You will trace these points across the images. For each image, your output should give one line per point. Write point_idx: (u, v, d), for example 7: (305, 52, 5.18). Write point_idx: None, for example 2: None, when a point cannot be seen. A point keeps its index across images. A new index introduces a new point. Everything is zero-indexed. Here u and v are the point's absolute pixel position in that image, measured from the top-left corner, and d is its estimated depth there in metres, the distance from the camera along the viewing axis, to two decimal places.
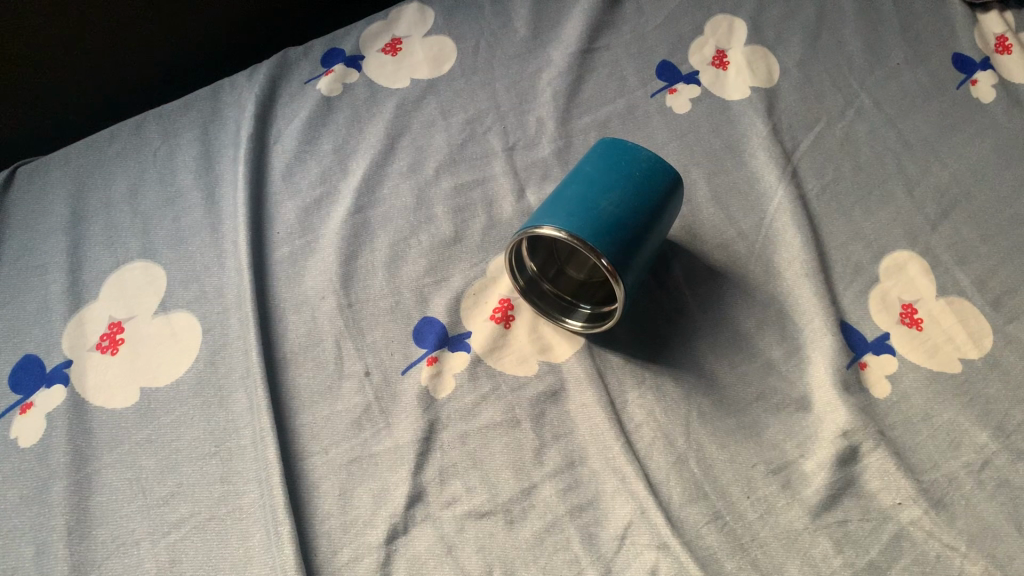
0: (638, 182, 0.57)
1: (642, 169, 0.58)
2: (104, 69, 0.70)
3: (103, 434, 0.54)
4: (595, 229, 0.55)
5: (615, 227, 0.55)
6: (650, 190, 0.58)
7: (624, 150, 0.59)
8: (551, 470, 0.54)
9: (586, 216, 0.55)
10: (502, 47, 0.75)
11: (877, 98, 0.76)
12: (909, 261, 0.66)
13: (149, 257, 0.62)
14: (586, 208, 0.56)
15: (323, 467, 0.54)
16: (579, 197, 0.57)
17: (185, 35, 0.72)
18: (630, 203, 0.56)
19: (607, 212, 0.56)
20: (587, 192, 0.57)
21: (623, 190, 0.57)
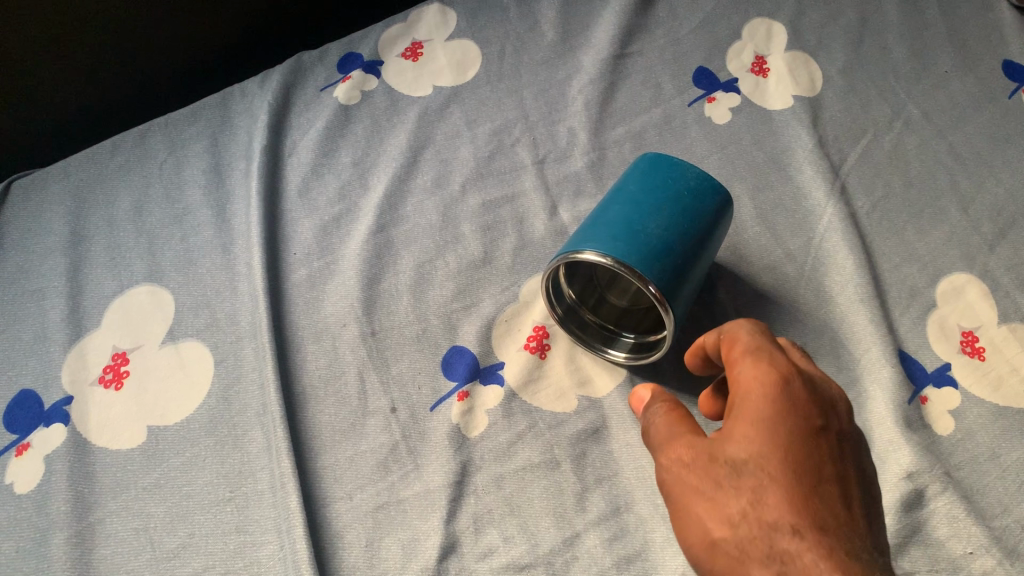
0: (686, 202, 0.53)
1: (691, 187, 0.53)
2: (103, 78, 0.65)
3: (106, 479, 0.50)
4: (642, 254, 0.50)
5: (663, 252, 0.51)
6: (699, 211, 0.53)
7: (669, 167, 0.54)
8: (595, 518, 0.50)
9: (632, 239, 0.51)
10: (528, 52, 0.71)
11: (925, 109, 0.71)
12: (967, 284, 0.62)
13: (155, 281, 0.58)
14: (631, 230, 0.51)
15: (347, 514, 0.50)
16: (623, 218, 0.52)
17: (191, 40, 0.67)
18: (678, 225, 0.52)
19: (655, 235, 0.51)
20: (631, 214, 0.52)
21: (671, 211, 0.52)
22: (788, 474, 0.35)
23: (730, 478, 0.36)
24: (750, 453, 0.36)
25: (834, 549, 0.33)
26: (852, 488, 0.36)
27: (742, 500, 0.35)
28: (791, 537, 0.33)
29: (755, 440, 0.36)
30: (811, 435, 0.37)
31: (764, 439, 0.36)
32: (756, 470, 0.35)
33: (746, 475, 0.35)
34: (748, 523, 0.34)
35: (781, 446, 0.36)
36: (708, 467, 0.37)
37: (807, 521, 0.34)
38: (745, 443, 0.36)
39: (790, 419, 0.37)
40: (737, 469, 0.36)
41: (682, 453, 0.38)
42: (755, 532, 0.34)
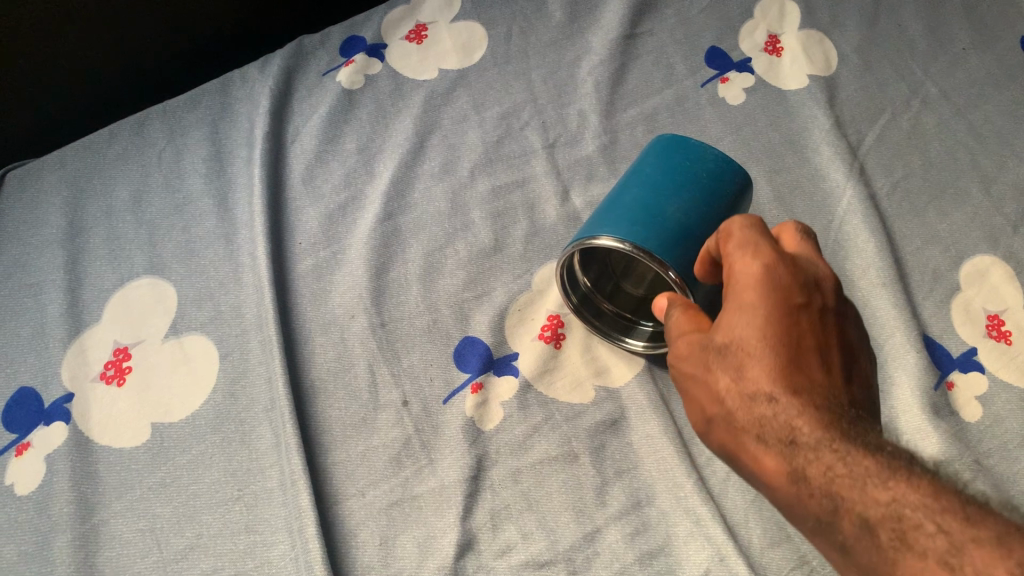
0: (706, 184, 0.50)
1: (711, 168, 0.51)
2: (106, 71, 0.62)
3: (110, 478, 0.48)
4: (662, 239, 0.48)
5: (683, 236, 0.49)
6: (721, 193, 0.50)
7: (688, 147, 0.52)
8: (616, 512, 0.48)
9: (651, 224, 0.49)
10: (536, 33, 0.68)
11: (944, 86, 0.69)
12: (991, 267, 0.60)
13: (157, 274, 0.56)
14: (650, 214, 0.49)
15: (360, 512, 0.48)
16: (641, 202, 0.50)
17: (196, 32, 0.64)
18: (699, 208, 0.49)
19: (675, 219, 0.49)
20: (649, 197, 0.50)
21: (691, 193, 0.50)
22: (768, 354, 0.38)
23: (718, 361, 0.39)
24: (733, 339, 0.39)
25: (807, 411, 0.37)
26: (834, 353, 0.39)
27: (726, 379, 0.38)
28: (768, 406, 0.37)
29: (737, 327, 0.39)
30: (793, 317, 0.39)
31: (750, 325, 0.38)
32: (738, 352, 0.38)
33: (730, 358, 0.38)
34: (734, 399, 0.38)
35: (762, 331, 0.38)
36: (701, 353, 0.40)
37: (784, 391, 0.37)
38: (730, 331, 0.39)
39: (771, 306, 0.39)
40: (723, 351, 0.39)
41: (682, 343, 0.41)
42: (739, 404, 0.38)
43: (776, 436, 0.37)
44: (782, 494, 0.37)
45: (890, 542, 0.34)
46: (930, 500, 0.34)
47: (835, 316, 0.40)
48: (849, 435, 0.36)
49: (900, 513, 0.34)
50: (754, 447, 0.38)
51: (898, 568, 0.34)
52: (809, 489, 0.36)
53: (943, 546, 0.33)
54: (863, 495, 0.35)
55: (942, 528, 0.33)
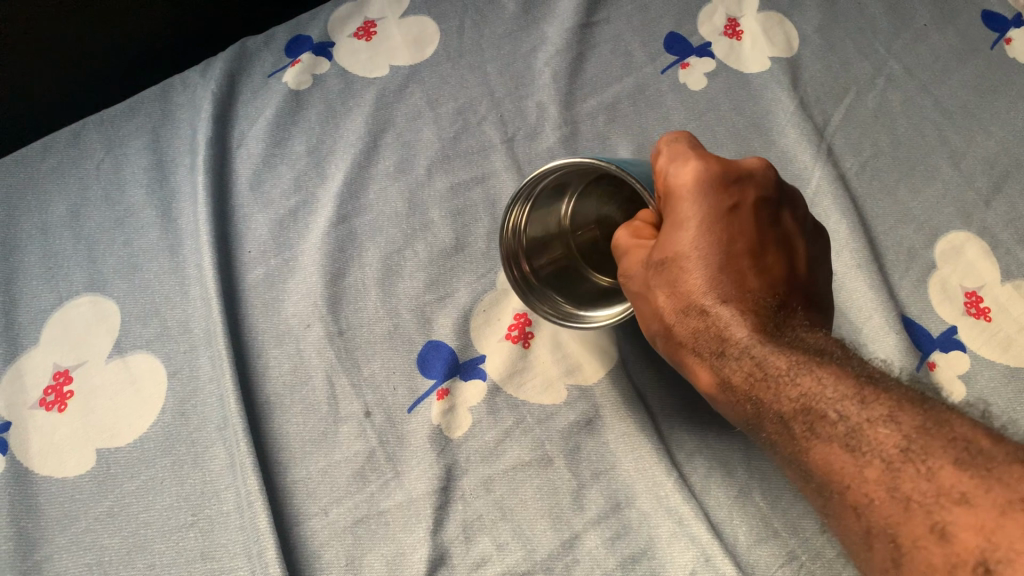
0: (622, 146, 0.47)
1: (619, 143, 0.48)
2: (35, 66, 0.58)
3: (53, 511, 0.45)
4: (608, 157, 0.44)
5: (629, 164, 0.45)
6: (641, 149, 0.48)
7: None
8: (594, 516, 0.46)
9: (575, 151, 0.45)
10: (489, 25, 0.66)
11: (908, 63, 0.68)
12: (966, 242, 0.59)
13: (98, 290, 0.53)
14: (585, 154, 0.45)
15: (324, 531, 0.46)
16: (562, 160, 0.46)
17: (135, 29, 0.61)
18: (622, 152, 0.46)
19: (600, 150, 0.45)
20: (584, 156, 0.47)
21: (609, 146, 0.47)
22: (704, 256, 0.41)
23: (657, 276, 0.42)
24: (670, 250, 0.42)
25: (733, 320, 0.40)
26: (762, 257, 0.43)
27: (664, 289, 0.42)
28: (700, 318, 0.41)
29: (676, 242, 0.42)
30: (723, 222, 0.42)
31: (689, 243, 0.41)
32: (675, 268, 0.42)
33: (669, 265, 0.42)
34: (671, 309, 0.42)
35: (696, 237, 0.41)
36: (641, 266, 0.43)
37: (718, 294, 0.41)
38: (667, 243, 0.42)
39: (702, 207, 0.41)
40: (660, 266, 0.42)
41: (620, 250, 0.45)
42: (677, 320, 0.42)
43: (706, 346, 0.41)
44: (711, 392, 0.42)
45: (802, 431, 0.38)
46: (832, 388, 0.37)
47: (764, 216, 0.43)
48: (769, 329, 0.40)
49: (808, 405, 0.37)
50: (691, 358, 0.42)
51: (809, 455, 0.37)
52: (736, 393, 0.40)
53: (844, 430, 0.36)
54: (777, 394, 0.38)
55: (843, 414, 0.37)
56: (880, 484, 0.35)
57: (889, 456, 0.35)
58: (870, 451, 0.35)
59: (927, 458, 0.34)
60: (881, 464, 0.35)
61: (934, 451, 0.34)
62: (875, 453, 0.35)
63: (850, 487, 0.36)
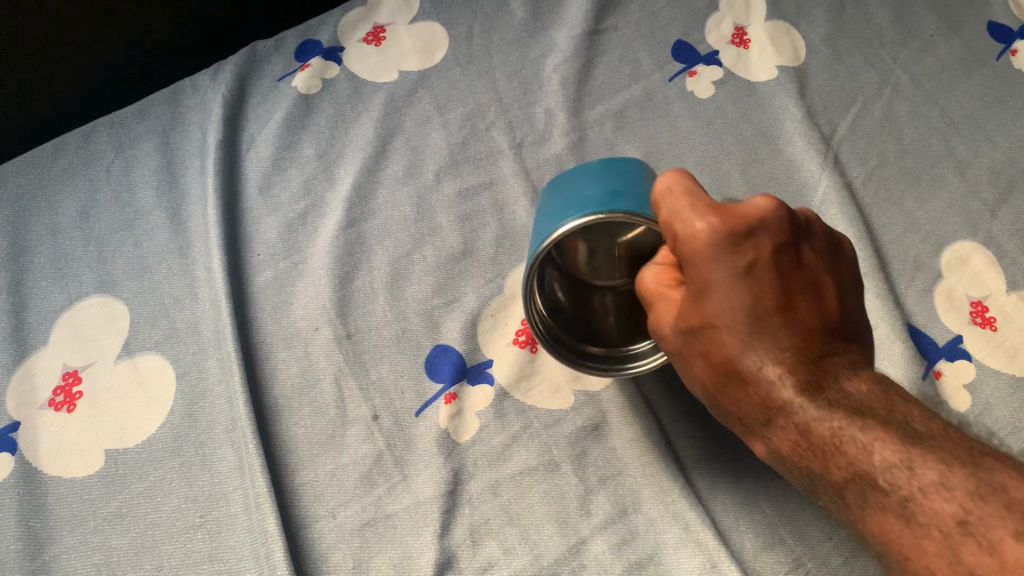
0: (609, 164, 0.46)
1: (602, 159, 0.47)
2: (47, 69, 0.59)
3: (61, 511, 0.45)
4: (603, 199, 0.42)
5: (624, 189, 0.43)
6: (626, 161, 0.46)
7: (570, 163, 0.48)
8: (601, 522, 0.46)
9: (578, 201, 0.43)
10: (498, 31, 0.66)
11: (914, 73, 0.68)
12: (972, 252, 0.59)
13: (107, 292, 0.53)
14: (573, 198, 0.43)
15: (331, 534, 0.46)
16: (559, 204, 0.44)
17: (147, 33, 0.61)
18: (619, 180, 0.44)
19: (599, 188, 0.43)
20: (565, 189, 0.45)
21: (601, 173, 0.45)
22: (732, 324, 0.39)
23: (693, 342, 0.40)
24: (700, 317, 0.39)
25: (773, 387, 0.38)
26: (790, 302, 0.39)
27: (699, 356, 0.40)
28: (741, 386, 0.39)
29: (703, 309, 0.39)
30: (745, 279, 0.38)
31: (716, 309, 0.39)
32: (707, 335, 0.39)
33: (699, 332, 0.40)
34: (708, 376, 0.40)
35: (719, 304, 0.39)
36: (675, 331, 0.41)
37: (753, 363, 0.39)
38: (695, 309, 0.39)
39: (720, 271, 0.38)
40: (694, 334, 0.40)
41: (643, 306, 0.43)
42: (718, 387, 0.40)
43: (753, 412, 0.40)
44: (763, 456, 0.41)
45: (857, 500, 0.37)
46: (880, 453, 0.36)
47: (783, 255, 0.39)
48: (811, 393, 0.38)
49: (858, 474, 0.37)
50: (740, 420, 0.41)
51: (865, 523, 0.37)
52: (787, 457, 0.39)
53: (897, 500, 0.36)
54: (825, 463, 0.38)
55: (893, 482, 0.36)
56: (938, 555, 0.35)
57: (947, 528, 0.35)
58: (927, 521, 0.35)
59: (986, 530, 0.34)
60: (939, 536, 0.35)
61: (992, 522, 0.34)
62: (931, 524, 0.35)
63: (908, 556, 0.36)
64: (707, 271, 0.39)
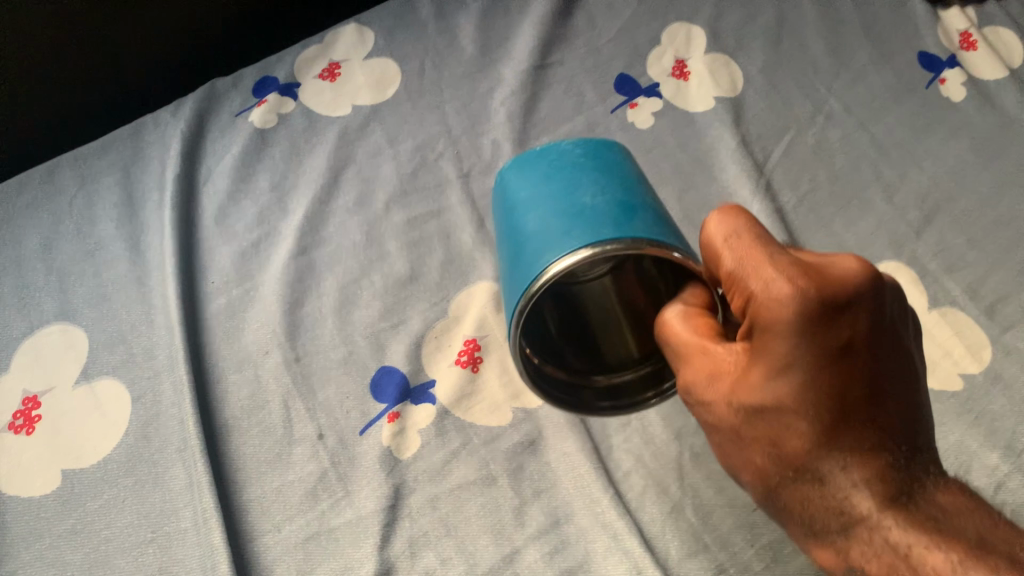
0: (591, 167, 0.46)
1: (577, 159, 0.47)
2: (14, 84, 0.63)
3: (19, 528, 0.48)
4: (614, 223, 0.41)
5: (630, 209, 0.42)
6: (607, 160, 0.47)
7: (541, 157, 0.48)
8: (535, 532, 0.49)
9: (577, 223, 0.41)
10: (449, 67, 0.70)
11: (846, 102, 0.71)
12: (896, 272, 0.62)
13: (68, 319, 0.55)
14: (575, 214, 0.42)
15: (276, 547, 0.48)
16: (550, 219, 0.43)
17: (114, 51, 0.66)
18: (609, 190, 0.44)
19: (596, 204, 0.42)
20: (560, 199, 0.44)
21: (587, 182, 0.44)
22: (811, 416, 0.34)
23: (759, 428, 0.36)
24: (770, 403, 0.34)
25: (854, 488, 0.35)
26: (880, 393, 0.34)
27: (765, 443, 0.36)
28: (815, 483, 0.36)
29: (776, 395, 0.34)
30: (833, 370, 0.33)
31: (794, 397, 0.34)
32: (780, 424, 0.35)
33: (768, 420, 0.35)
34: (773, 466, 0.36)
35: (799, 392, 0.33)
36: (733, 412, 0.36)
37: (833, 463, 0.35)
38: (766, 394, 0.34)
39: (806, 356, 0.32)
40: (761, 419, 0.35)
41: (690, 371, 0.38)
42: (788, 478, 0.36)
43: (830, 510, 0.36)
44: (827, 553, 0.38)
45: None
46: None
47: (882, 338, 0.33)
48: (892, 502, 0.35)
49: None
50: (809, 514, 0.37)
51: None
52: (871, 566, 0.36)
53: None
54: None
55: None
56: None
57: None
58: None
59: None
60: None
61: None
62: None
63: None
64: (791, 356, 0.33)
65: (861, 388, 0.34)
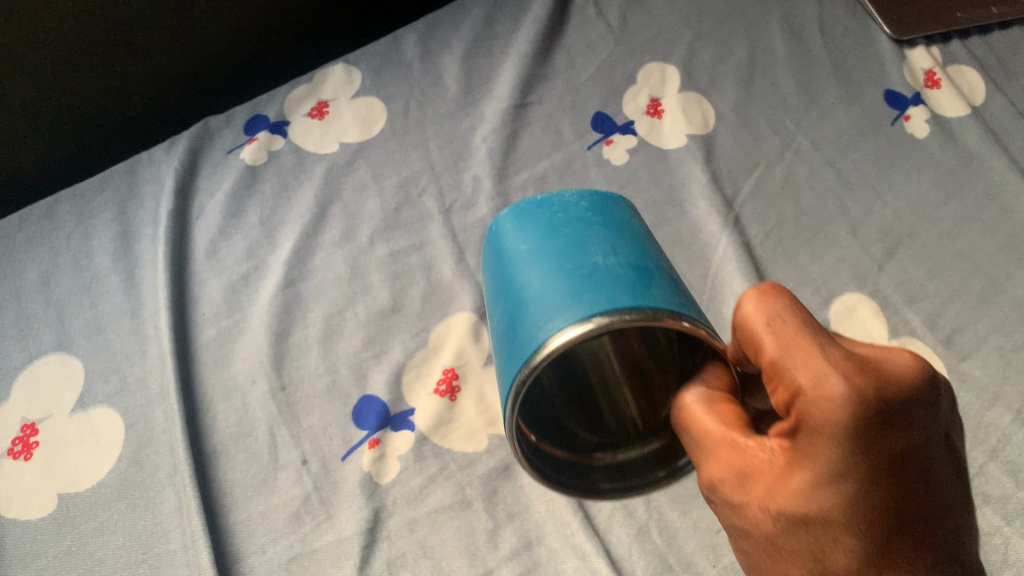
0: (596, 223, 0.44)
1: (581, 214, 0.45)
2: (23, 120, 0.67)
3: (17, 549, 0.50)
4: (628, 291, 0.39)
5: (642, 275, 0.40)
6: (611, 216, 0.45)
7: (542, 207, 0.46)
8: (507, 553, 0.51)
9: (586, 288, 0.39)
10: (433, 106, 0.73)
11: (815, 138, 0.74)
12: (858, 303, 0.64)
13: (65, 350, 0.58)
14: (584, 276, 0.40)
15: (260, 568, 0.50)
16: (554, 279, 0.41)
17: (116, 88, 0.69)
18: (617, 250, 0.42)
19: (605, 267, 0.40)
20: (563, 261, 0.41)
21: (594, 240, 0.43)
22: (855, 530, 0.32)
23: (796, 538, 0.34)
24: (811, 512, 0.33)
25: None
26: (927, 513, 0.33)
27: (801, 553, 0.34)
28: None
29: (818, 503, 0.32)
30: (882, 483, 0.31)
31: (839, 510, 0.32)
32: (820, 534, 0.33)
33: (807, 529, 0.33)
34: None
35: (845, 503, 0.32)
36: (768, 517, 0.35)
37: None
38: (808, 501, 0.33)
39: (857, 464, 0.31)
40: (798, 528, 0.33)
41: (718, 466, 0.37)
42: None
43: None
44: None
45: None
46: None
47: (931, 449, 0.32)
48: None
49: None
50: None
51: None
52: None
53: None
54: None
55: None
56: None
57: None
58: None
59: None
60: None
61: None
62: None
63: None
64: (842, 462, 0.31)
65: (911, 505, 0.32)
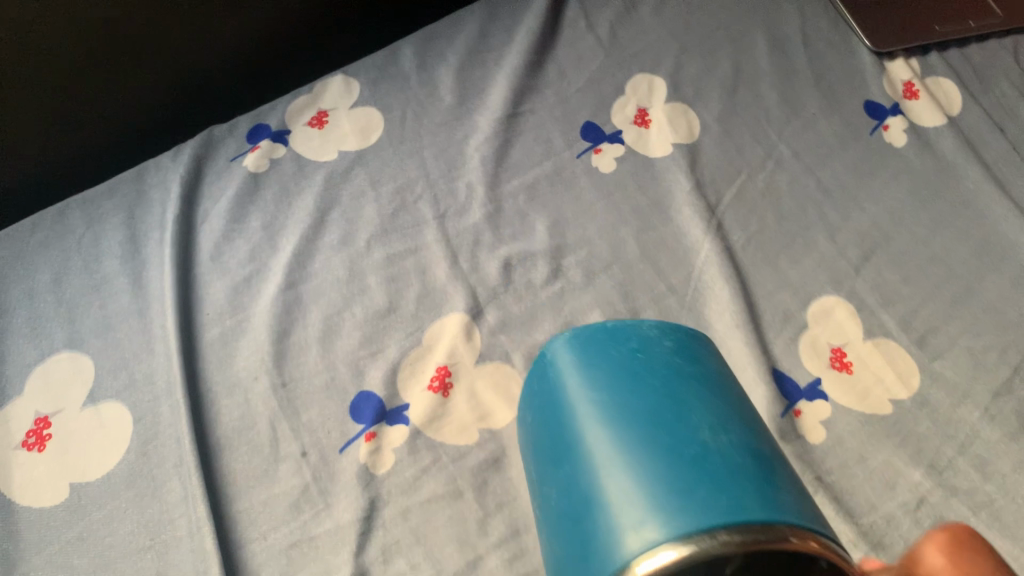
0: (696, 392, 0.44)
1: (678, 376, 0.45)
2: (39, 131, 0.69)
3: (31, 535, 0.53)
4: (753, 499, 0.38)
5: (765, 477, 0.40)
6: (708, 384, 0.45)
7: (638, 360, 0.46)
8: (497, 540, 0.54)
9: (704, 484, 0.38)
10: (428, 115, 0.76)
11: (796, 147, 0.77)
12: (835, 306, 0.67)
13: (76, 347, 0.61)
14: (698, 465, 0.39)
15: (261, 553, 0.53)
16: (662, 460, 0.40)
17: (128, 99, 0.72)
18: (723, 433, 0.42)
19: (718, 456, 0.40)
20: (670, 447, 0.41)
21: (703, 419, 0.42)
22: None
23: None
24: None
25: None
26: None
27: None
28: None
29: None
30: None
31: None
32: None
33: None
34: None
35: None
36: None
37: None
38: None
39: None
40: None
41: None
42: None
43: None
44: None
45: None
46: None
47: None
48: None
49: None
50: None
51: None
52: None
53: None
54: None
55: None
56: None
57: None
58: None
59: None
60: None
61: None
62: None
63: None
64: None
65: None
